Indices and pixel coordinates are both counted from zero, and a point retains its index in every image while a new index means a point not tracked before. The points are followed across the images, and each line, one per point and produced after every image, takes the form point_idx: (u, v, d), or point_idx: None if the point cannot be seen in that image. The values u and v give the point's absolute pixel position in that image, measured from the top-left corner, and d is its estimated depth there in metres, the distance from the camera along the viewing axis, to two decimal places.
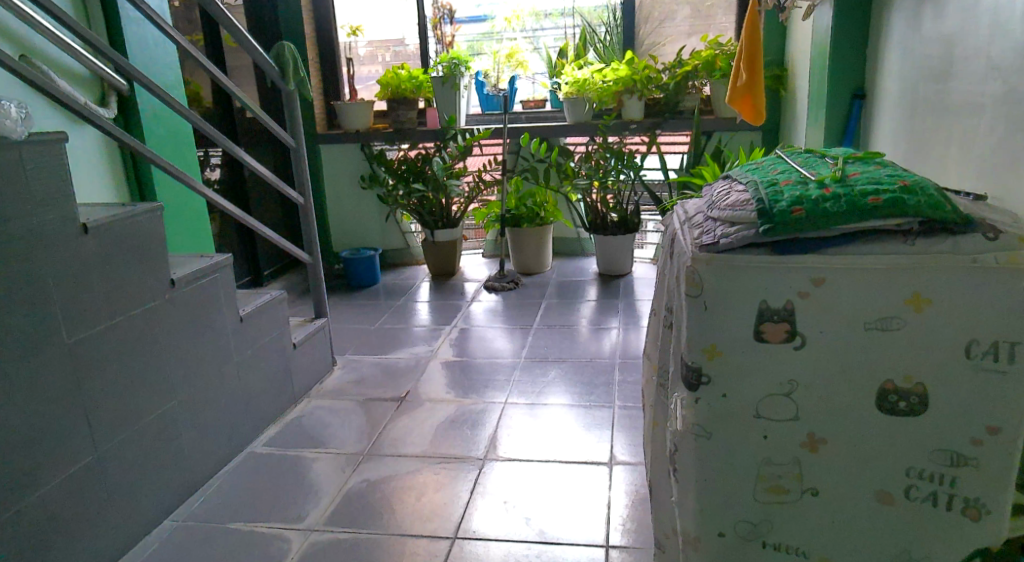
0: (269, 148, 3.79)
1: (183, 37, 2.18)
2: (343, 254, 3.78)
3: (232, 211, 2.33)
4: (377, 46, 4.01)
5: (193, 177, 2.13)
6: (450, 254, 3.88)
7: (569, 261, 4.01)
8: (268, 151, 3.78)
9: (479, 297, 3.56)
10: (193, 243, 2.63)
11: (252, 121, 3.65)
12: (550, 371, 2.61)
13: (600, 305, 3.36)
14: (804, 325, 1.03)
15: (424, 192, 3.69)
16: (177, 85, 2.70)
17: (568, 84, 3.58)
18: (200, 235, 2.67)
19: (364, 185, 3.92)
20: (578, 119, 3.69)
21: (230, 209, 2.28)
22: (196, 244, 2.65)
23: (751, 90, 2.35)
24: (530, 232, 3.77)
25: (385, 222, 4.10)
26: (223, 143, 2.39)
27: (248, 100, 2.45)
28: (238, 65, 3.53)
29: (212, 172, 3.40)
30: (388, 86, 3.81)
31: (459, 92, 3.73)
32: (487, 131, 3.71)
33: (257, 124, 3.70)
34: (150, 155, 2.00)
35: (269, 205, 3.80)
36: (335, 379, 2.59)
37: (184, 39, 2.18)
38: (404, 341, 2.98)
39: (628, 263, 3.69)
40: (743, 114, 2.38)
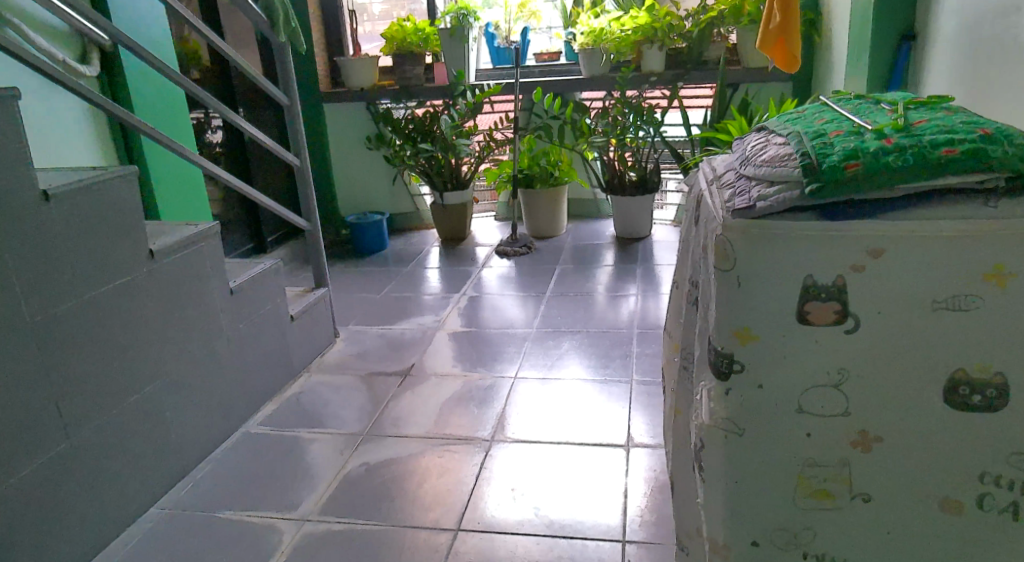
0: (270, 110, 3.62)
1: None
2: (350, 219, 3.64)
3: (232, 182, 2.15)
4: (393, 5, 3.84)
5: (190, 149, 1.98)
6: (461, 218, 3.72)
7: (586, 225, 3.83)
8: (269, 112, 3.62)
9: (490, 263, 3.41)
10: (187, 215, 2.52)
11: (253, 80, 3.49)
12: (564, 342, 2.46)
13: (618, 271, 3.19)
14: (857, 304, 0.87)
15: (433, 153, 3.51)
16: (165, 48, 2.52)
17: (584, 34, 3.35)
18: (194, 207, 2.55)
19: (370, 146, 3.75)
20: (594, 72, 3.46)
21: (230, 179, 2.11)
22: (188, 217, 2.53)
23: (785, 33, 2.10)
24: (543, 194, 3.57)
25: (392, 185, 3.93)
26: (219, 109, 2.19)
27: (242, 60, 2.25)
28: (234, 20, 3.34)
29: (210, 134, 3.22)
30: (393, 40, 3.60)
31: (468, 45, 3.53)
32: (498, 87, 3.51)
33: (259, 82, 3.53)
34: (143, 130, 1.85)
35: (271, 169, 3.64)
36: (338, 351, 2.47)
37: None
38: (411, 310, 2.83)
39: (647, 227, 3.50)
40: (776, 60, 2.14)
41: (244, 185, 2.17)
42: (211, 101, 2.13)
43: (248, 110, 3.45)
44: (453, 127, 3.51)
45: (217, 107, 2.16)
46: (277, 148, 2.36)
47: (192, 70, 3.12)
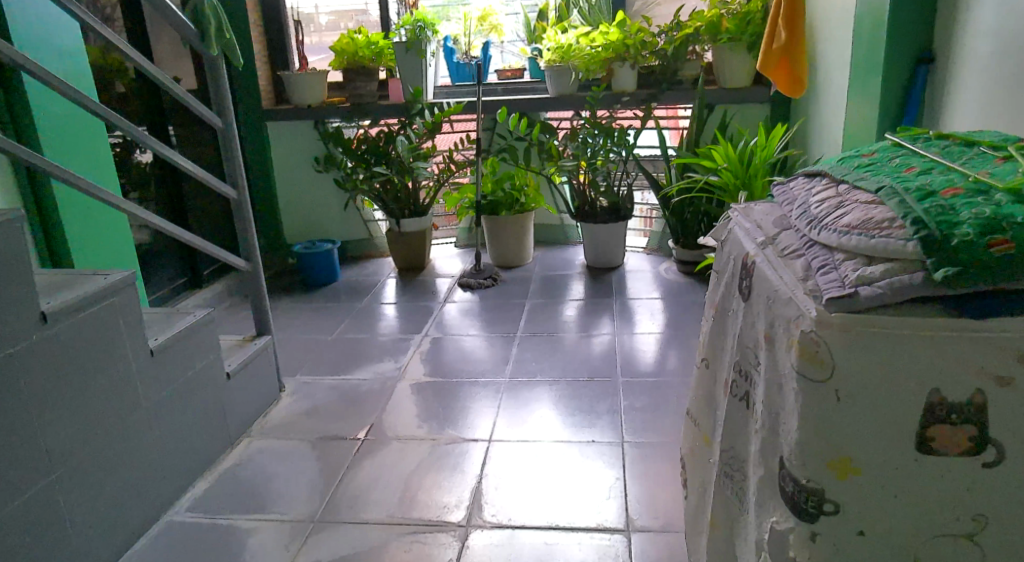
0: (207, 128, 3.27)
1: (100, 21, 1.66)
2: (297, 249, 3.31)
3: (158, 224, 1.81)
4: (340, 16, 3.53)
5: (114, 193, 1.67)
6: (420, 247, 3.44)
7: (554, 252, 3.59)
8: (206, 130, 3.27)
9: (453, 296, 3.13)
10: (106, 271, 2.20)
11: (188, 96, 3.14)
12: (541, 394, 2.20)
13: (591, 305, 2.95)
14: (999, 430, 0.64)
15: (388, 177, 3.23)
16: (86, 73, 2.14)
17: (550, 50, 3.14)
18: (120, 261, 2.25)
19: (319, 168, 3.45)
20: (561, 90, 3.24)
21: (155, 222, 1.78)
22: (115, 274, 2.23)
23: (791, 54, 1.98)
24: (508, 220, 3.32)
25: (344, 210, 3.62)
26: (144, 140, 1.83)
27: (174, 84, 1.90)
28: (165, 29, 3.00)
29: (133, 155, 2.88)
30: (343, 53, 3.31)
31: (425, 60, 3.27)
32: (459, 105, 3.25)
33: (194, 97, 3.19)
34: (62, 175, 1.54)
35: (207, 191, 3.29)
36: (284, 408, 2.15)
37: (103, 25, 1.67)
38: (368, 354, 2.53)
39: (620, 255, 3.29)
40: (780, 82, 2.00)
41: (177, 229, 1.86)
42: (145, 140, 1.80)
43: (181, 129, 3.10)
44: (410, 148, 3.23)
45: (151, 145, 1.83)
46: (212, 180, 2.02)
47: (117, 84, 2.77)
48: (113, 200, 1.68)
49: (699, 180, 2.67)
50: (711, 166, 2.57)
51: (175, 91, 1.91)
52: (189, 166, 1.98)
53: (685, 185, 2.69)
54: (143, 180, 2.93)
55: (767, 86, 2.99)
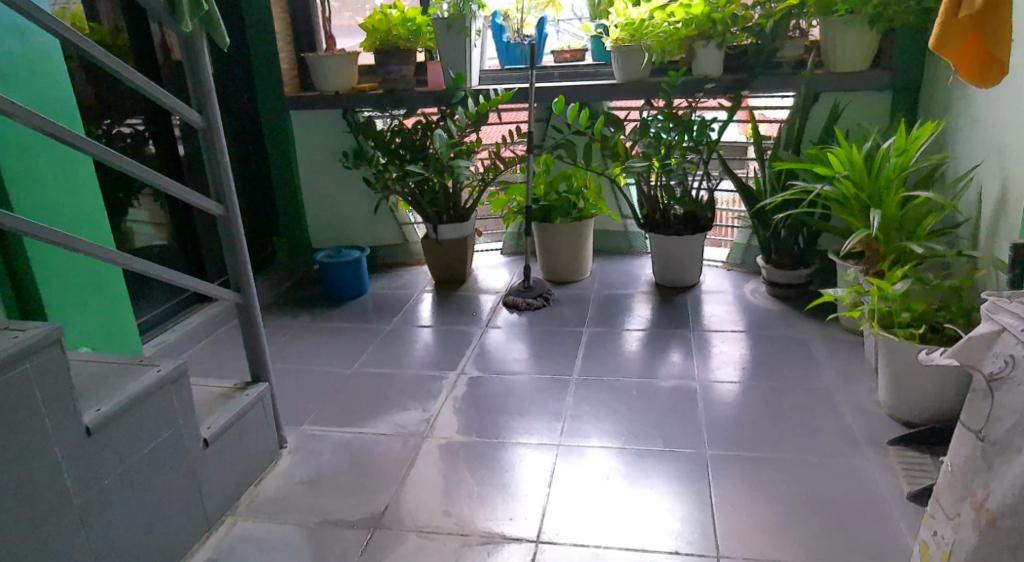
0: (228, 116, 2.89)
1: (58, 21, 1.20)
2: (320, 258, 2.91)
3: (143, 266, 1.41)
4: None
5: (80, 242, 1.26)
6: (460, 257, 3.00)
7: (615, 265, 3.10)
8: (226, 120, 2.89)
9: (496, 319, 2.67)
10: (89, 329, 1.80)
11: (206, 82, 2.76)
12: (604, 465, 1.72)
13: (661, 335, 2.46)
14: None
15: (424, 177, 2.79)
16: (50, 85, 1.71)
17: (618, 26, 2.62)
18: (116, 315, 1.89)
19: (348, 165, 3.04)
20: (630, 76, 2.72)
21: (134, 266, 1.38)
22: (111, 335, 1.88)
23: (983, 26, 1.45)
24: (562, 229, 2.83)
25: (376, 212, 3.20)
26: (123, 164, 1.37)
27: (161, 90, 1.43)
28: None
29: (147, 146, 2.52)
30: (375, 32, 2.85)
31: (469, 39, 2.79)
32: (507, 93, 2.78)
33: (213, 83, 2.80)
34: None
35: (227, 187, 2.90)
36: (280, 475, 1.74)
37: (70, 27, 1.23)
38: (391, 397, 2.11)
39: (694, 273, 2.78)
40: (966, 68, 1.54)
41: (158, 270, 1.44)
42: (122, 165, 1.36)
43: None
44: (450, 143, 2.79)
45: (128, 170, 1.38)
46: (199, 201, 1.56)
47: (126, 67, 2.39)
48: (80, 246, 1.27)
49: (809, 191, 2.12)
50: (825, 174, 2.01)
51: (156, 99, 1.43)
52: (174, 191, 1.51)
53: (789, 196, 2.15)
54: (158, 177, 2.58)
55: (891, 70, 2.40)
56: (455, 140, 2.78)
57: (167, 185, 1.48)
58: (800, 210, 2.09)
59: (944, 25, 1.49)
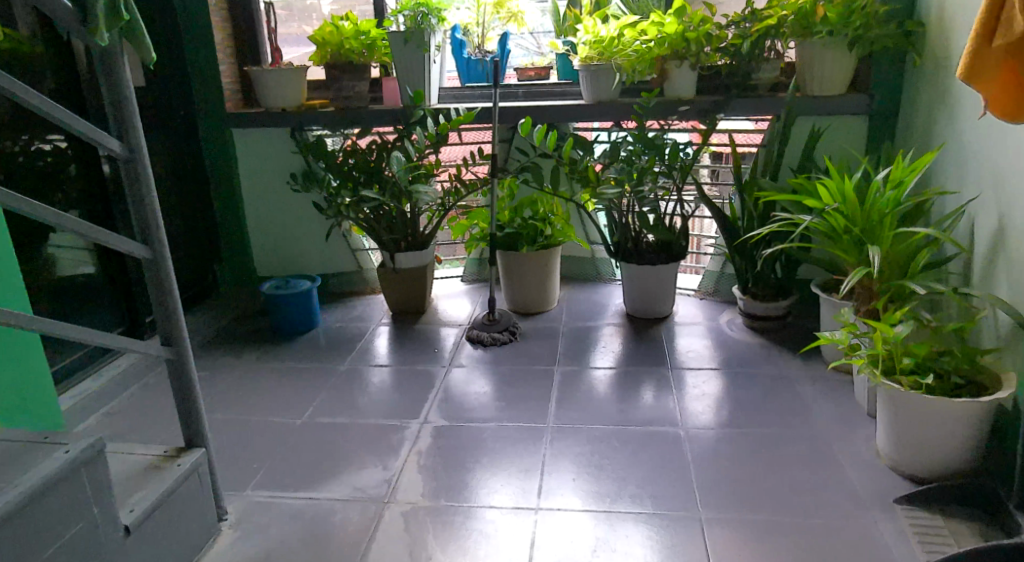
0: (162, 134, 2.62)
1: None
2: (266, 289, 2.67)
3: (39, 323, 1.19)
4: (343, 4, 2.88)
5: None
6: (419, 287, 2.81)
7: (584, 294, 2.96)
8: (162, 138, 2.63)
9: (460, 356, 2.48)
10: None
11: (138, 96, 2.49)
12: (591, 533, 1.55)
13: (637, 373, 2.31)
14: None
15: (380, 203, 2.57)
16: None
17: (586, 44, 2.48)
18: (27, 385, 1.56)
19: (298, 189, 2.81)
20: (599, 97, 2.58)
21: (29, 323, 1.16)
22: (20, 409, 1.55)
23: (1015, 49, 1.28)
24: (530, 258, 2.67)
25: (328, 239, 2.98)
26: (27, 208, 1.14)
27: (70, 115, 1.21)
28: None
29: (70, 167, 2.22)
30: (325, 45, 2.64)
31: (428, 55, 2.61)
32: (470, 113, 2.61)
33: (146, 97, 2.54)
34: None
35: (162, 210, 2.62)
36: (220, 555, 1.51)
37: None
38: (348, 453, 1.89)
39: (668, 303, 2.65)
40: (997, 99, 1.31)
41: (55, 328, 1.22)
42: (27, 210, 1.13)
43: None
44: (408, 166, 2.60)
45: (33, 214, 1.15)
46: (120, 245, 1.33)
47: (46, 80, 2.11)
48: None
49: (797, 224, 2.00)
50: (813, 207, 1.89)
51: (68, 127, 1.20)
52: (92, 235, 1.28)
53: (773, 228, 2.03)
54: (82, 200, 2.29)
55: (867, 95, 2.34)
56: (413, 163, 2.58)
57: (79, 225, 1.25)
58: (787, 244, 1.97)
59: (976, 55, 1.30)
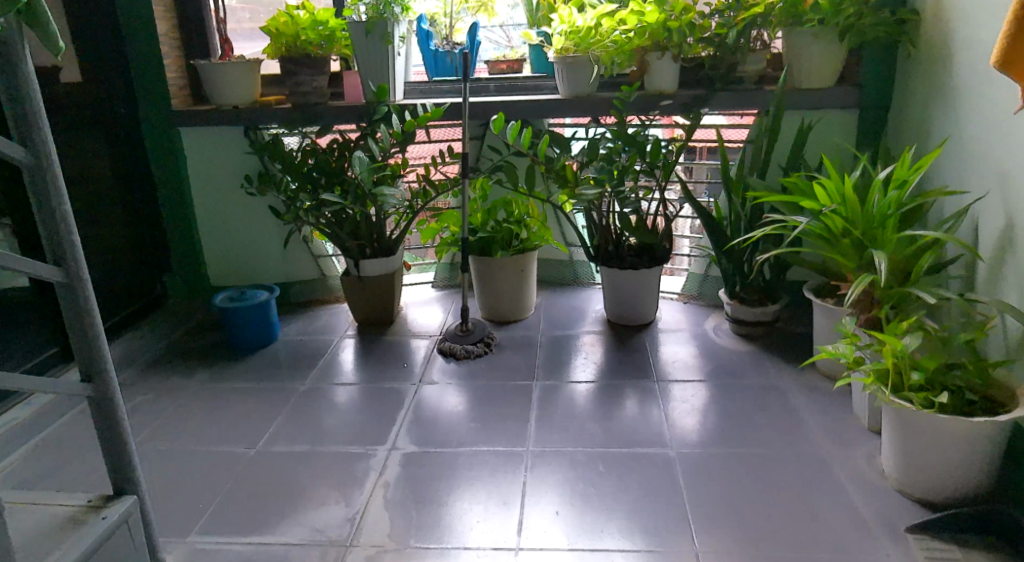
0: (101, 134, 2.41)
1: None
2: (219, 302, 2.47)
3: None
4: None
5: None
6: (386, 295, 2.63)
7: (561, 299, 2.80)
8: (101, 138, 2.41)
9: (431, 371, 2.31)
10: None
11: (72, 91, 2.28)
12: None
13: (621, 385, 2.16)
14: None
15: (342, 207, 2.39)
16: None
17: (561, 34, 2.31)
18: None
19: (253, 192, 2.61)
20: (576, 91, 2.42)
21: None
22: None
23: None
24: (504, 263, 2.50)
25: (287, 245, 2.78)
26: None
27: None
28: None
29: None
30: (279, 36, 2.43)
31: (392, 47, 2.41)
32: (438, 109, 2.44)
33: (81, 93, 2.32)
34: None
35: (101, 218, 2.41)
36: None
37: None
38: (306, 487, 1.72)
39: (650, 309, 2.51)
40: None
41: None
42: None
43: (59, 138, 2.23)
44: (371, 166, 2.41)
45: None
46: (25, 268, 1.13)
47: None
48: None
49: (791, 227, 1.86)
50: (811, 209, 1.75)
51: None
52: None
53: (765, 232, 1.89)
54: (15, 201, 2.04)
55: (858, 87, 2.21)
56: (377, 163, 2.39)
57: None
58: (779, 250, 1.84)
59: (1014, 38, 1.24)
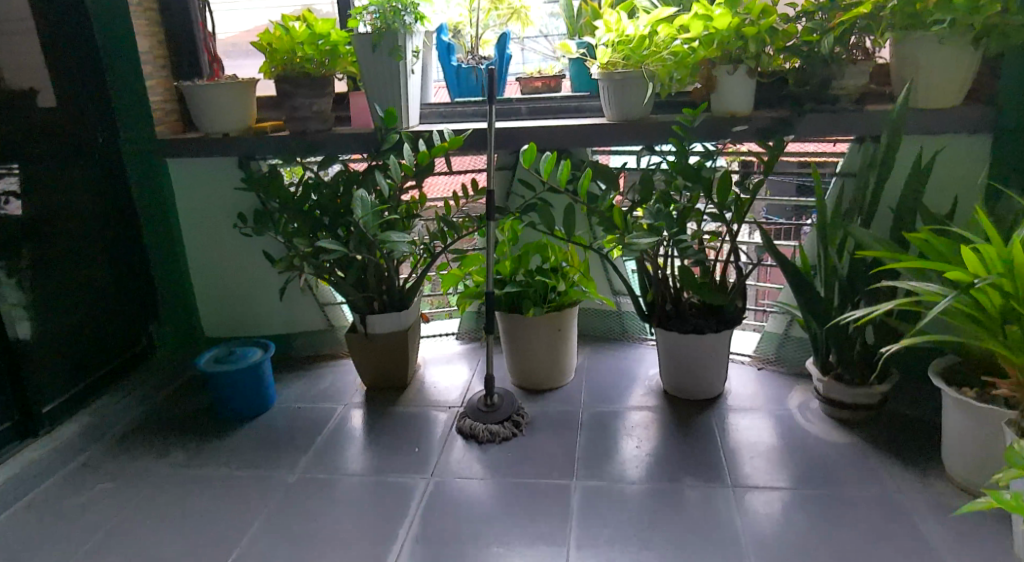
0: (81, 167, 2.07)
1: None
2: (202, 365, 2.09)
3: None
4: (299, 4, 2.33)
5: None
6: (398, 356, 2.22)
7: (608, 359, 2.35)
8: (82, 174, 2.07)
9: (447, 457, 1.89)
10: None
11: (45, 119, 1.94)
12: None
13: (684, 487, 1.69)
14: None
15: (344, 255, 1.99)
16: None
17: (608, 46, 1.88)
18: None
19: (247, 233, 2.25)
20: (625, 114, 1.99)
21: None
22: None
23: None
24: (538, 321, 2.07)
25: (289, 292, 2.41)
26: None
27: None
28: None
29: None
30: (271, 52, 2.06)
31: (403, 64, 2.02)
32: (457, 138, 2.01)
33: (57, 121, 1.98)
34: None
35: (80, 265, 2.07)
36: None
37: None
38: None
39: (717, 381, 2.03)
40: None
41: None
42: None
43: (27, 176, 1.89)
44: (374, 209, 2.00)
45: None
46: None
47: None
48: None
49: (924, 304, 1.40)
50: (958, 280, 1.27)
51: None
52: None
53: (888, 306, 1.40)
54: None
55: (993, 106, 1.72)
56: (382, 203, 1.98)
57: None
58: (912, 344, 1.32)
59: None
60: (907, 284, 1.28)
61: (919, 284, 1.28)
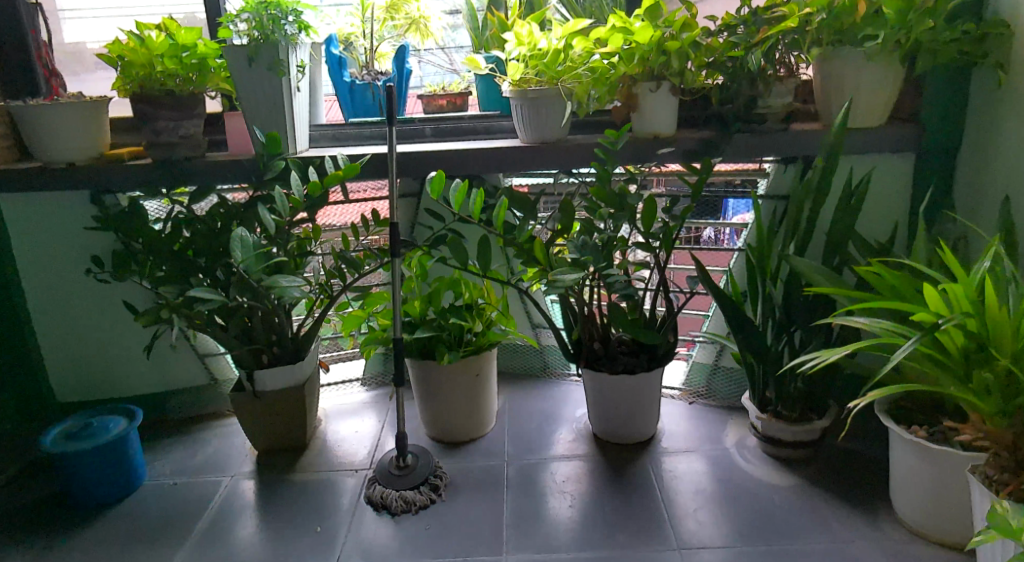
0: None
1: None
2: (46, 445, 1.72)
3: None
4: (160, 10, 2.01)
5: None
6: (293, 415, 1.93)
7: (532, 400, 2.16)
8: None
9: (355, 536, 1.63)
10: None
11: None
12: None
13: (627, 553, 1.51)
14: None
15: (222, 304, 1.68)
16: None
17: (521, 60, 1.69)
18: None
19: (104, 279, 1.89)
20: (541, 135, 1.80)
21: None
22: None
23: None
24: (454, 369, 1.86)
25: (160, 345, 2.07)
26: None
27: None
28: None
29: None
30: (122, 69, 1.73)
31: (285, 81, 1.74)
32: (353, 164, 1.76)
33: None
34: None
35: None
36: None
37: None
38: None
39: (650, 422, 1.89)
40: None
41: None
42: None
43: None
44: (258, 249, 1.67)
45: None
46: None
47: None
48: None
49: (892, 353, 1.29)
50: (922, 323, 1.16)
51: None
52: None
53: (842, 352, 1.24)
54: None
55: (917, 125, 1.67)
56: (262, 243, 1.67)
57: None
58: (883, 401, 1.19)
59: None
60: (848, 322, 1.20)
61: (861, 322, 1.21)
